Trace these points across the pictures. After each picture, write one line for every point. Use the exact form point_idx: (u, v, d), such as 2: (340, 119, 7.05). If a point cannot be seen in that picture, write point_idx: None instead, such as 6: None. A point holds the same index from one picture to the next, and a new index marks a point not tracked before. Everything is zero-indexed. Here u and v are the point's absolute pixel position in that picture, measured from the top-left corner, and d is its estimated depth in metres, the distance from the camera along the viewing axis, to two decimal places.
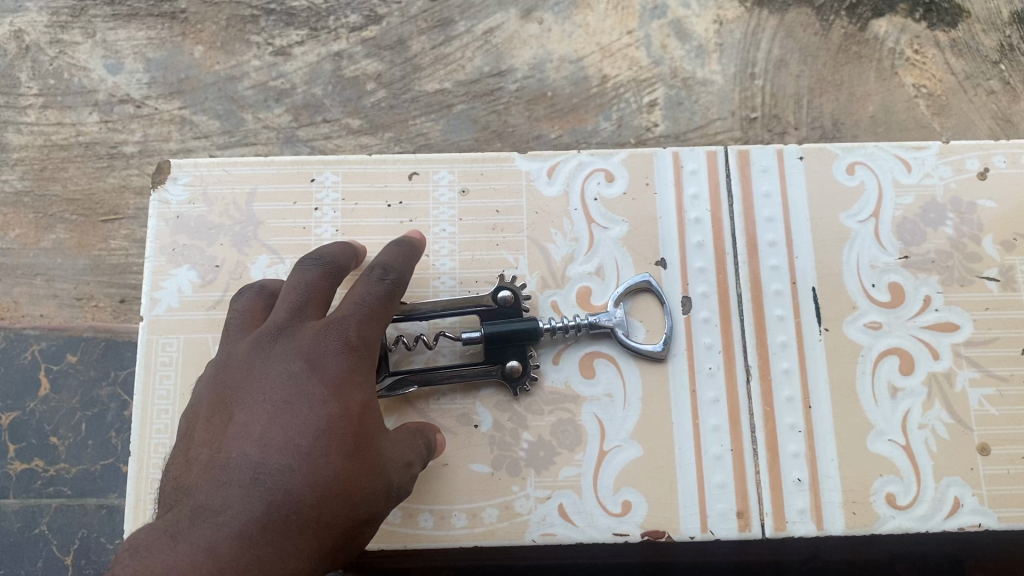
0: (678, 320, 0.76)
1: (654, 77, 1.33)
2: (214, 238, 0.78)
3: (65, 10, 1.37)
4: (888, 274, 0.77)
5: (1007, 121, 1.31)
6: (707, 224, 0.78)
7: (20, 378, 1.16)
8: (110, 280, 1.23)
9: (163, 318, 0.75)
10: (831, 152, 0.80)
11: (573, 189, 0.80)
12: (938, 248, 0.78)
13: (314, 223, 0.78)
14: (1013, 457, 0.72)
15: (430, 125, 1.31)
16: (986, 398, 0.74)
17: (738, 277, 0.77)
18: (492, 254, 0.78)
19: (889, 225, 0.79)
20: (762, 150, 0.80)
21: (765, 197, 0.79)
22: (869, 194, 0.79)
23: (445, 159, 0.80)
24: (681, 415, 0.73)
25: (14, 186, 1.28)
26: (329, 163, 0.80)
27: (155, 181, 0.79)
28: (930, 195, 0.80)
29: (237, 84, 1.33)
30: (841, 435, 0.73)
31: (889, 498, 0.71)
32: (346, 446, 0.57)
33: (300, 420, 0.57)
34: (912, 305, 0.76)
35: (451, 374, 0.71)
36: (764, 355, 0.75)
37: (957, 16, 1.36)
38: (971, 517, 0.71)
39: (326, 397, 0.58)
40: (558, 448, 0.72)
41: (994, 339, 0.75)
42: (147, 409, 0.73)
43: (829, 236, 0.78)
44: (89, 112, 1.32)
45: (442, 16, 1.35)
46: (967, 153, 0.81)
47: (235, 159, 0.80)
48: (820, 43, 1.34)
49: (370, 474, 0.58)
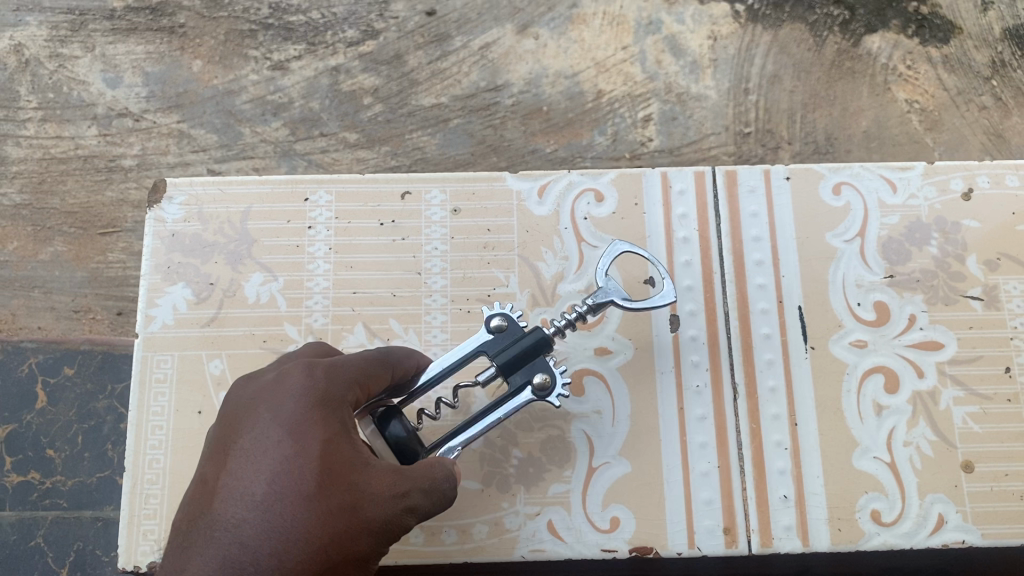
0: (666, 338, 0.77)
1: (648, 93, 1.34)
2: (209, 256, 0.78)
3: (65, 24, 1.38)
4: (874, 293, 0.78)
5: (999, 137, 1.33)
6: (695, 243, 0.79)
7: (17, 392, 1.15)
8: (107, 293, 1.24)
9: (158, 334, 0.76)
10: (817, 172, 0.82)
11: (563, 208, 0.81)
12: (923, 267, 0.79)
13: (308, 241, 0.79)
14: (997, 474, 0.73)
15: (427, 139, 1.32)
16: (969, 416, 0.75)
17: (725, 296, 0.78)
18: (483, 272, 0.79)
19: (874, 244, 0.79)
20: (749, 171, 0.81)
21: (752, 217, 0.80)
22: (855, 215, 0.80)
23: (437, 179, 0.81)
24: (669, 432, 0.74)
25: (13, 200, 1.29)
26: (324, 182, 0.81)
27: (151, 199, 0.80)
28: (915, 215, 0.80)
29: (235, 98, 1.34)
30: (827, 452, 0.74)
31: (874, 515, 0.72)
32: (303, 489, 0.54)
33: (256, 465, 0.54)
34: (897, 323, 0.77)
35: (485, 419, 0.63)
36: (751, 373, 0.76)
37: (949, 32, 1.37)
38: (954, 534, 0.72)
39: (282, 438, 0.55)
40: (547, 464, 0.73)
41: (977, 357, 0.76)
42: (141, 424, 0.74)
43: (816, 255, 0.79)
44: (88, 125, 1.33)
45: (439, 31, 1.36)
46: (951, 174, 0.82)
47: (230, 178, 0.81)
48: (813, 59, 1.35)
49: (336, 515, 0.54)
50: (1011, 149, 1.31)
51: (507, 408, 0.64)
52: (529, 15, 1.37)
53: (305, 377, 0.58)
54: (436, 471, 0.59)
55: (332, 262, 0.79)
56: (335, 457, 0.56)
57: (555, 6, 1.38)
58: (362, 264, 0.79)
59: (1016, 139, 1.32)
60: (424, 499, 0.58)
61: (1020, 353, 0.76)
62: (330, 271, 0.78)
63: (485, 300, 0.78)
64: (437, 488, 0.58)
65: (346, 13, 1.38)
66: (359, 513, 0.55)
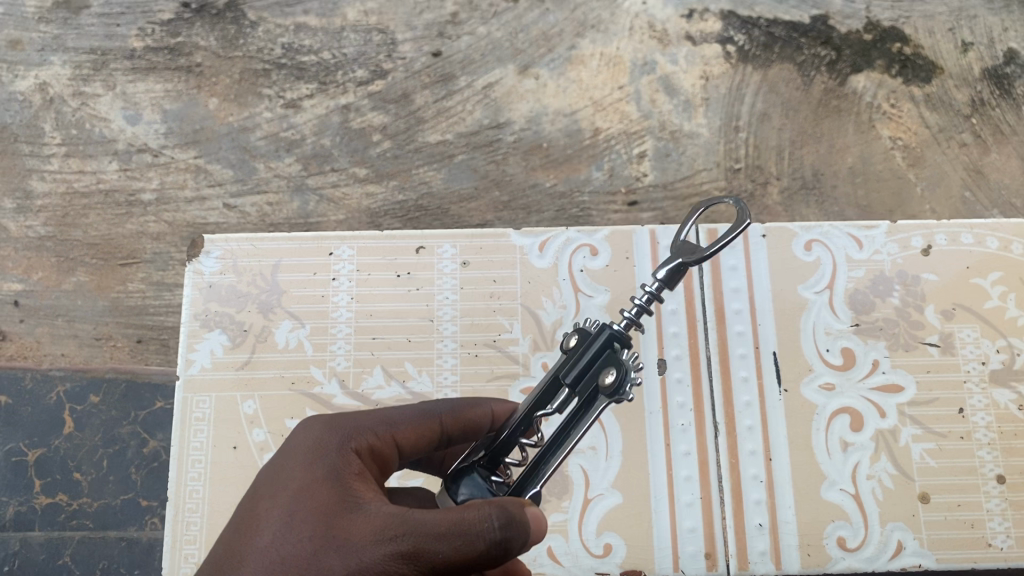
0: (654, 380, 0.86)
1: (643, 130, 1.40)
2: (244, 305, 0.87)
3: (87, 63, 1.44)
4: (841, 339, 0.87)
5: (979, 172, 1.38)
6: (681, 293, 0.89)
7: (46, 418, 1.20)
8: (127, 320, 1.30)
9: (197, 377, 0.85)
10: (791, 230, 0.91)
11: (561, 261, 0.89)
12: (885, 316, 0.88)
13: (332, 291, 0.88)
14: (951, 504, 0.81)
15: (432, 174, 1.38)
16: (927, 452, 0.83)
17: (708, 343, 0.87)
18: (490, 319, 0.88)
19: (841, 295, 0.88)
20: (729, 228, 0.91)
21: (732, 270, 0.90)
22: (825, 269, 0.89)
23: (448, 235, 0.90)
24: (657, 465, 0.83)
25: (38, 232, 1.36)
26: (346, 238, 0.90)
27: (190, 254, 0.89)
28: (879, 269, 0.89)
29: (250, 135, 1.40)
30: (798, 484, 0.82)
31: (840, 541, 0.80)
32: (272, 537, 0.53)
33: (246, 519, 0.55)
34: (862, 368, 0.86)
35: (563, 443, 0.54)
36: (730, 413, 0.85)
37: (931, 72, 1.43)
38: (912, 558, 0.80)
39: (269, 494, 0.56)
40: (548, 495, 0.82)
41: (932, 398, 0.84)
42: (183, 457, 0.82)
43: (789, 305, 0.88)
44: (109, 160, 1.40)
45: (444, 71, 1.43)
46: (911, 232, 0.91)
47: (262, 234, 0.90)
48: (802, 98, 1.41)
49: (301, 560, 0.51)
50: (990, 184, 1.37)
51: (582, 424, 0.53)
52: (530, 56, 1.43)
53: (305, 431, 0.58)
54: (461, 513, 0.50)
55: (353, 311, 0.88)
56: (312, 501, 0.53)
57: (554, 47, 1.44)
58: (381, 312, 0.88)
59: (996, 175, 1.37)
60: (423, 542, 0.49)
61: (973, 395, 0.85)
62: (352, 318, 0.87)
63: (492, 344, 0.87)
64: (455, 529, 0.49)
65: (356, 53, 1.44)
66: (332, 560, 0.50)
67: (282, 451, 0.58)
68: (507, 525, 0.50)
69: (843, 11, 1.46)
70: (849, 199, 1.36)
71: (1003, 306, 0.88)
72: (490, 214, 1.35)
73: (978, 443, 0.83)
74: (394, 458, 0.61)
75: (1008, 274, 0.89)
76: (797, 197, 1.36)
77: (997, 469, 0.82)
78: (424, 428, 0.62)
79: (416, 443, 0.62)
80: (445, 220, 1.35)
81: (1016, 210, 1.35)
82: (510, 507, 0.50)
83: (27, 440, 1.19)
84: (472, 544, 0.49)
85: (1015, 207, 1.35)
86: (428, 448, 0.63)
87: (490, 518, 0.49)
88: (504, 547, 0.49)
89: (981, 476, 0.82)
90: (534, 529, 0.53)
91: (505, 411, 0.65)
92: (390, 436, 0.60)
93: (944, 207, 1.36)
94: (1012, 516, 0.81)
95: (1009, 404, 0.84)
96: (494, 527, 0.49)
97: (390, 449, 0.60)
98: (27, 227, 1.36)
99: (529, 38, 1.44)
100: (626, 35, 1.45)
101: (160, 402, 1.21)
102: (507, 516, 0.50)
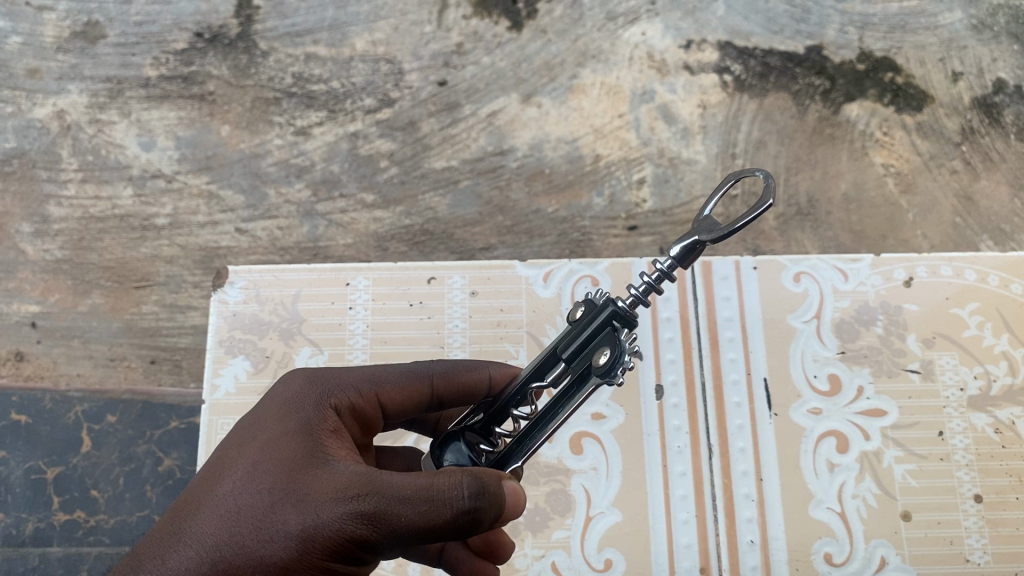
0: (652, 404, 0.92)
1: (642, 157, 1.43)
2: (266, 333, 0.93)
3: (103, 91, 1.49)
4: (828, 366, 0.92)
5: (970, 199, 1.39)
6: (677, 322, 0.96)
7: (63, 437, 1.24)
8: (140, 341, 1.33)
9: (222, 401, 0.90)
10: (780, 263, 0.97)
11: (565, 291, 0.95)
12: (870, 344, 0.93)
13: (349, 320, 0.94)
14: (931, 522, 0.86)
15: (438, 200, 1.41)
16: (908, 472, 0.88)
17: (702, 370, 0.93)
18: (497, 346, 0.93)
19: (828, 324, 0.94)
20: (722, 261, 0.98)
21: (725, 300, 0.96)
22: (812, 300, 0.95)
23: (458, 266, 0.96)
24: (655, 484, 0.88)
25: (54, 255, 1.39)
26: (362, 269, 0.96)
27: (216, 284, 0.95)
28: (863, 299, 0.95)
29: (261, 161, 1.44)
30: (787, 504, 0.87)
31: (827, 556, 0.85)
32: (236, 483, 0.58)
33: (224, 455, 0.61)
34: (847, 393, 0.91)
35: (550, 419, 0.57)
36: (723, 435, 0.90)
37: (922, 101, 1.45)
38: (895, 573, 0.84)
39: (242, 442, 0.61)
40: (551, 513, 0.87)
41: (914, 422, 0.90)
42: None
43: (779, 334, 0.94)
44: (124, 186, 1.44)
45: (450, 99, 1.47)
46: (894, 265, 0.97)
47: (283, 266, 0.96)
48: (797, 125, 1.44)
49: (263, 509, 0.56)
50: (980, 211, 1.38)
51: (571, 402, 0.56)
52: (532, 85, 1.47)
53: (289, 386, 0.64)
54: (433, 482, 0.54)
55: (369, 338, 0.93)
56: (282, 454, 0.58)
57: (556, 77, 1.48)
58: (395, 339, 0.93)
59: (985, 202, 1.39)
60: (389, 504, 0.53)
61: (952, 419, 0.90)
62: (367, 344, 0.93)
63: None
64: (423, 495, 0.53)
65: (364, 82, 1.49)
66: (293, 513, 0.55)
67: (263, 402, 0.64)
68: (477, 495, 0.53)
69: (837, 41, 1.48)
70: (843, 225, 1.38)
71: (981, 335, 0.93)
72: (493, 238, 1.39)
73: (957, 464, 0.88)
74: (376, 415, 0.67)
75: (986, 305, 0.95)
76: (792, 223, 1.38)
77: (975, 488, 0.87)
78: (412, 389, 0.68)
79: (402, 402, 0.68)
80: (450, 245, 1.38)
81: (1005, 236, 1.37)
82: (483, 478, 0.54)
83: (46, 458, 1.23)
84: (436, 512, 0.53)
85: (1004, 233, 1.37)
86: (415, 407, 0.69)
87: (460, 488, 0.53)
88: (467, 517, 0.53)
89: (959, 495, 0.87)
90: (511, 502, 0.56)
91: (501, 377, 0.72)
92: (374, 394, 0.66)
93: (935, 232, 1.38)
94: (988, 533, 0.86)
95: (986, 427, 0.89)
96: (467, 496, 0.53)
97: (372, 407, 0.67)
98: (44, 251, 1.40)
99: (532, 68, 1.48)
100: (626, 65, 1.48)
101: (175, 422, 1.25)
102: (479, 486, 0.53)
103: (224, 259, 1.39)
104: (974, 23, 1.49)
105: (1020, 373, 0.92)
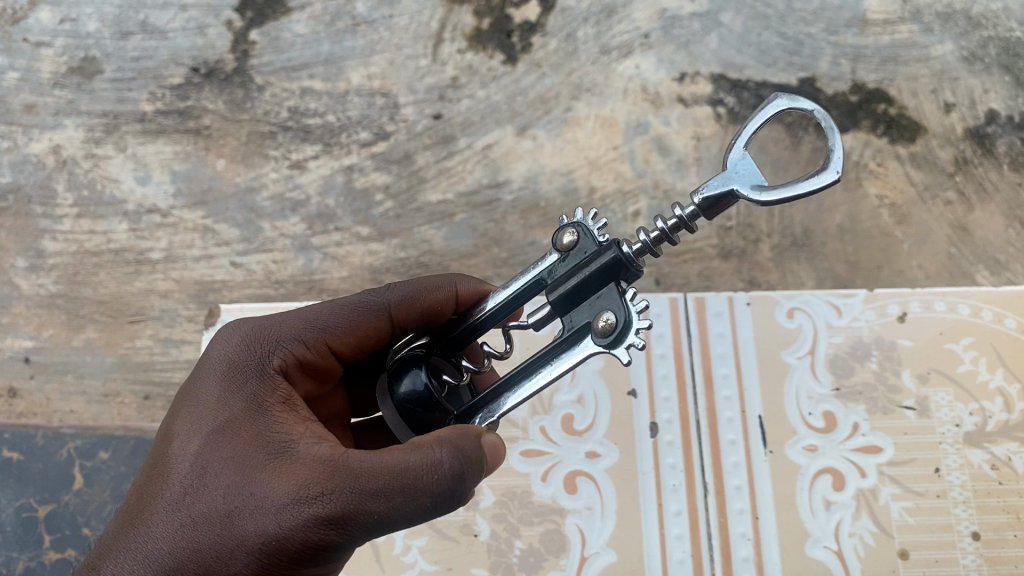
0: (646, 442, 0.92)
1: (638, 188, 1.42)
2: None
3: (99, 127, 1.49)
4: (823, 403, 0.92)
5: (964, 229, 1.39)
6: (670, 358, 0.96)
7: (56, 474, 1.21)
8: (133, 376, 1.32)
9: None
10: (774, 299, 0.98)
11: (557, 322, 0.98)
12: (865, 380, 0.93)
13: None
14: (929, 561, 0.85)
15: (433, 232, 1.41)
16: (906, 510, 0.87)
17: (696, 408, 0.93)
18: None
19: (823, 361, 0.94)
20: (716, 297, 0.98)
21: (719, 336, 0.97)
22: (806, 336, 0.96)
23: None
24: (651, 524, 0.88)
25: (49, 289, 1.39)
26: None
27: (207, 323, 0.96)
28: (858, 335, 0.95)
29: (257, 195, 1.44)
30: (784, 543, 0.87)
31: None
32: (193, 486, 0.62)
33: (180, 449, 0.64)
34: (843, 430, 0.91)
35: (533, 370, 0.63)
36: (718, 473, 0.90)
37: (915, 132, 1.45)
38: None
39: (194, 425, 0.65)
40: (546, 554, 0.87)
41: (910, 459, 0.89)
42: None
43: (773, 370, 0.94)
44: (119, 220, 1.44)
45: (445, 133, 1.47)
46: (888, 300, 0.97)
47: (273, 304, 0.97)
48: (790, 157, 1.43)
49: (220, 519, 0.61)
50: (974, 242, 1.38)
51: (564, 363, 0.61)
52: (528, 117, 1.47)
53: (228, 360, 0.68)
54: (406, 474, 0.59)
55: None
56: (234, 448, 0.63)
57: (551, 109, 1.48)
58: None
59: (980, 232, 1.39)
60: (369, 501, 0.59)
61: (948, 455, 0.89)
62: None
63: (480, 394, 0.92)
64: (404, 489, 0.59)
65: (360, 116, 1.49)
66: (265, 520, 0.60)
67: (207, 386, 0.67)
68: (455, 478, 0.60)
69: (829, 73, 1.49)
70: (838, 256, 1.38)
71: (976, 370, 0.93)
72: (489, 270, 1.38)
73: (955, 501, 0.87)
74: (330, 360, 0.74)
75: (981, 339, 0.94)
76: (788, 253, 1.38)
77: (973, 526, 0.86)
78: (370, 327, 0.75)
79: (359, 342, 0.75)
80: None
81: (999, 266, 1.37)
82: (458, 457, 0.60)
83: (37, 495, 1.20)
84: (409, 503, 0.59)
85: (999, 263, 1.37)
86: (377, 341, 0.77)
87: (438, 474, 0.59)
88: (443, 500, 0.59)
89: (957, 532, 0.86)
90: (492, 455, 0.63)
91: (468, 292, 0.77)
92: (322, 343, 0.73)
93: (931, 262, 1.37)
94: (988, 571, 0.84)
95: (982, 463, 0.89)
96: (442, 485, 0.59)
97: (323, 356, 0.74)
98: (39, 285, 1.40)
99: (527, 101, 1.48)
100: (620, 98, 1.48)
101: None
102: (457, 470, 0.60)
103: (219, 293, 1.39)
104: (965, 54, 1.50)
105: (1016, 408, 0.91)
